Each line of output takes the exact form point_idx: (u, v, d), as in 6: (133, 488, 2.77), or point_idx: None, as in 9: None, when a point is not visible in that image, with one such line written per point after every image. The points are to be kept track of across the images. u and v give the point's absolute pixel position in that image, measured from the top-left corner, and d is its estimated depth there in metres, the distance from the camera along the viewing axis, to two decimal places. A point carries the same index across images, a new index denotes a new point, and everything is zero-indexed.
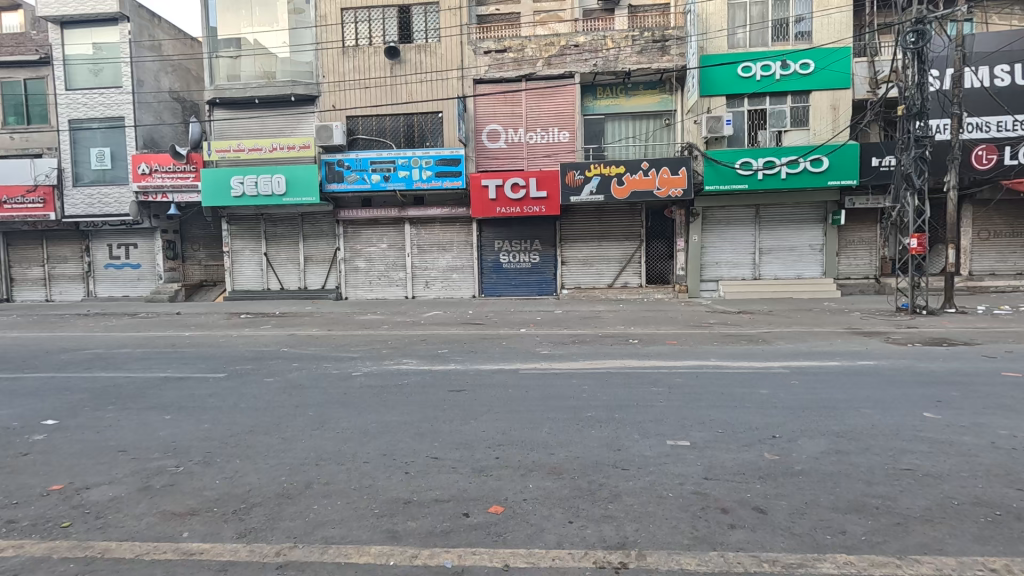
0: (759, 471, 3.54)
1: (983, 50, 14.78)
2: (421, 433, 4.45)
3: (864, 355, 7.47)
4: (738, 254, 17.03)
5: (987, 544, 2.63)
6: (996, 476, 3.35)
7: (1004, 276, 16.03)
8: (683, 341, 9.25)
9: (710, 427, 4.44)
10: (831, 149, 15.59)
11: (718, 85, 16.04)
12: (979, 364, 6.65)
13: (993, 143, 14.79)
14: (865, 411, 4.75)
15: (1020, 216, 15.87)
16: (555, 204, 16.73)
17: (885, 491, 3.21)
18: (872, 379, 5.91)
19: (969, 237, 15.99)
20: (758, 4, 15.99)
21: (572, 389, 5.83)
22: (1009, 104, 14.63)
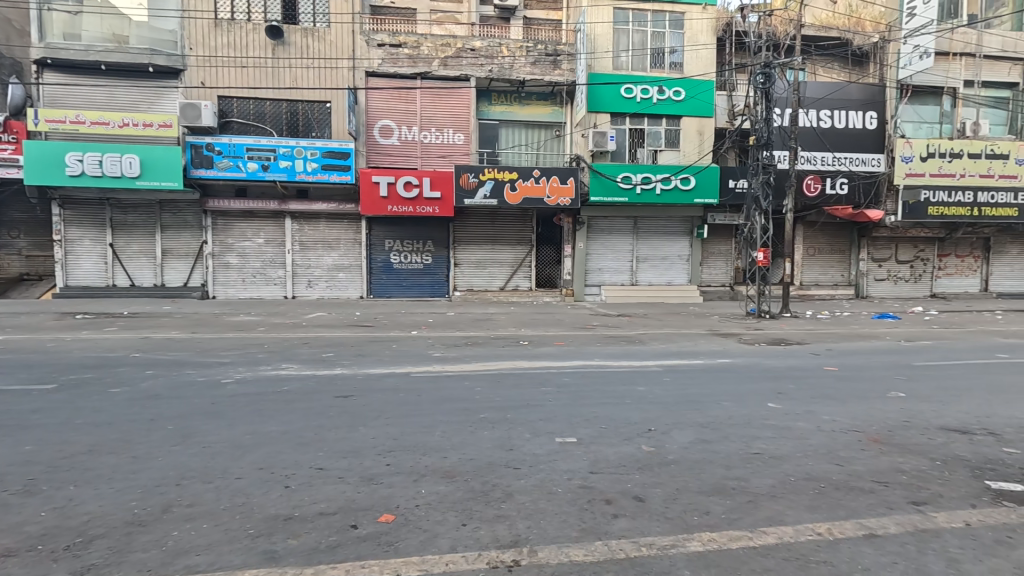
0: (637, 463, 3.83)
1: (813, 96, 17.58)
2: (304, 443, 4.14)
3: (722, 354, 8.50)
4: (618, 261, 18.36)
5: (815, 512, 3.10)
6: (822, 454, 3.98)
7: (825, 286, 19.15)
8: (570, 342, 9.73)
9: (595, 423, 4.70)
10: (697, 170, 17.44)
11: (604, 102, 17.15)
12: (807, 361, 7.90)
13: (819, 174, 17.66)
14: (724, 404, 5.37)
15: (837, 237, 19.13)
16: (449, 205, 16.66)
17: (740, 473, 3.65)
18: (728, 375, 6.73)
19: (801, 253, 18.93)
20: (640, 32, 17.38)
21: (465, 391, 5.84)
22: (829, 143, 17.62)
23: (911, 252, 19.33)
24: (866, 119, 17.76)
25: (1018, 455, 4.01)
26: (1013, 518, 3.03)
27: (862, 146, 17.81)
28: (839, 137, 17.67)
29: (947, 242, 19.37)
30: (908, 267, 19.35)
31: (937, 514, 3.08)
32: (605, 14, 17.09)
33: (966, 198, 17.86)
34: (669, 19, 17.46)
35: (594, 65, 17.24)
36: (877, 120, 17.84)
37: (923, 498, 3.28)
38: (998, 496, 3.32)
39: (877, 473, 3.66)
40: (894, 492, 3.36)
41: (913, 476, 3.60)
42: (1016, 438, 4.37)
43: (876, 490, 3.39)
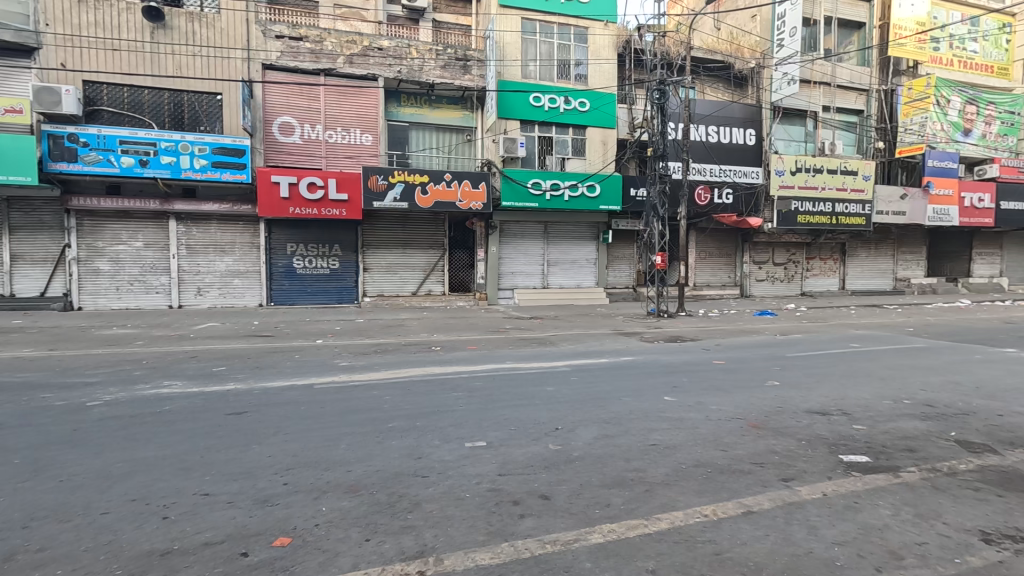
0: (544, 462, 3.93)
1: (703, 112, 19.20)
2: (188, 467, 3.76)
3: (625, 352, 8.99)
4: (530, 265, 18.77)
5: (703, 496, 3.37)
6: (710, 442, 4.34)
7: (715, 287, 20.97)
8: (482, 345, 9.79)
9: (505, 426, 4.76)
10: (601, 178, 18.32)
11: (513, 110, 17.49)
12: (699, 355, 8.60)
13: (708, 185, 19.29)
14: (625, 399, 5.68)
15: (725, 242, 21.04)
16: (356, 208, 16.01)
17: (639, 464, 3.88)
18: (630, 372, 7.14)
19: (694, 256, 20.57)
20: (547, 44, 17.97)
21: (373, 400, 5.65)
22: (716, 156, 19.35)
23: (784, 255, 21.81)
24: (746, 136, 19.72)
25: (864, 430, 4.66)
26: (859, 485, 3.52)
27: (744, 160, 19.76)
28: (725, 151, 19.47)
29: (813, 247, 22.10)
30: (782, 269, 21.80)
31: (802, 488, 3.48)
32: (513, 23, 17.46)
33: (827, 208, 20.45)
34: (574, 33, 18.26)
35: (504, 73, 17.53)
36: (755, 137, 19.88)
37: (791, 475, 3.68)
38: (848, 468, 3.83)
39: (754, 455, 4.06)
40: (768, 471, 3.75)
41: (783, 456, 4.05)
42: (862, 416, 5.08)
43: (753, 471, 3.76)
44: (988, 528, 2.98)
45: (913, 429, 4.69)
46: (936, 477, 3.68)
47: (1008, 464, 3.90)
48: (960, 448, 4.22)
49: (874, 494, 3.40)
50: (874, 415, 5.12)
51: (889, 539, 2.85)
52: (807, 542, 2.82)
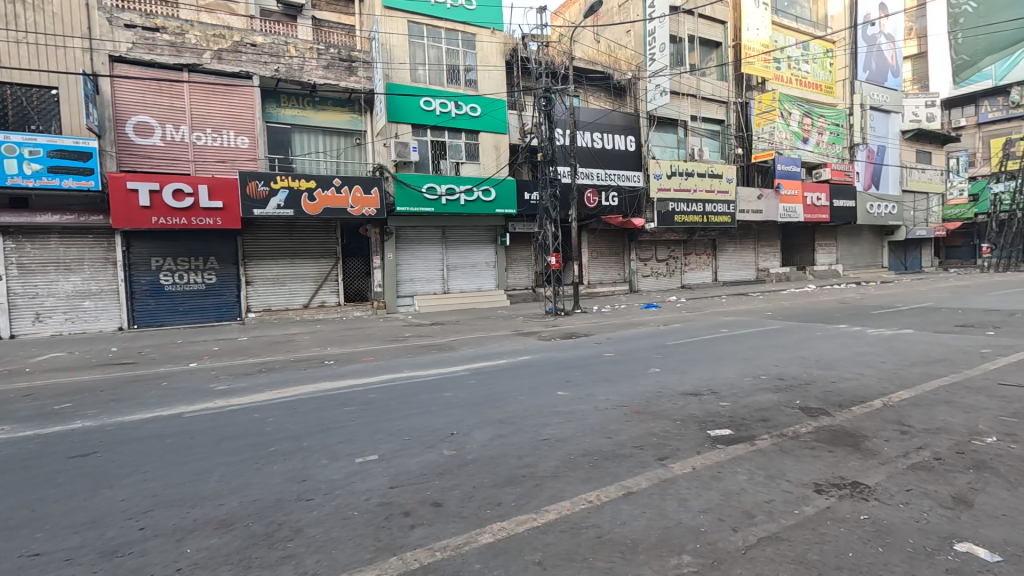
0: (438, 468, 3.90)
1: (587, 119, 20.29)
2: (13, 526, 3.19)
3: (523, 352, 9.21)
4: (429, 271, 18.54)
5: (588, 483, 3.55)
6: (597, 430, 4.59)
7: (607, 284, 22.23)
8: (379, 356, 9.49)
9: (398, 436, 4.64)
10: (495, 182, 18.61)
11: (404, 113, 17.17)
12: (592, 349, 9.08)
13: (596, 188, 20.33)
14: (520, 398, 5.81)
15: (613, 241, 22.39)
16: (233, 217, 14.69)
17: (531, 460, 3.99)
18: (526, 371, 7.34)
19: (587, 256, 21.62)
20: (435, 48, 17.92)
21: (254, 423, 5.22)
22: (601, 161, 20.54)
23: (666, 252, 23.75)
24: (627, 142, 21.16)
25: (729, 406, 5.20)
26: (722, 456, 3.92)
27: (626, 165, 21.18)
28: (609, 157, 20.72)
29: (689, 244, 24.31)
30: (665, 264, 23.71)
31: (675, 465, 3.79)
32: (399, 26, 17.17)
33: (699, 208, 22.60)
34: (462, 39, 18.39)
35: (391, 75, 17.14)
36: (635, 143, 21.38)
37: (666, 454, 4.00)
38: (714, 441, 4.25)
39: (636, 439, 4.36)
40: (646, 452, 4.05)
41: (661, 436, 4.39)
42: (727, 393, 5.67)
43: (634, 453, 4.03)
44: (820, 480, 3.46)
45: (767, 401, 5.33)
46: (783, 441, 4.21)
47: (837, 423, 4.59)
48: (801, 414, 4.88)
49: (734, 462, 3.81)
50: (737, 391, 5.74)
51: (744, 501, 3.21)
52: (678, 514, 3.08)
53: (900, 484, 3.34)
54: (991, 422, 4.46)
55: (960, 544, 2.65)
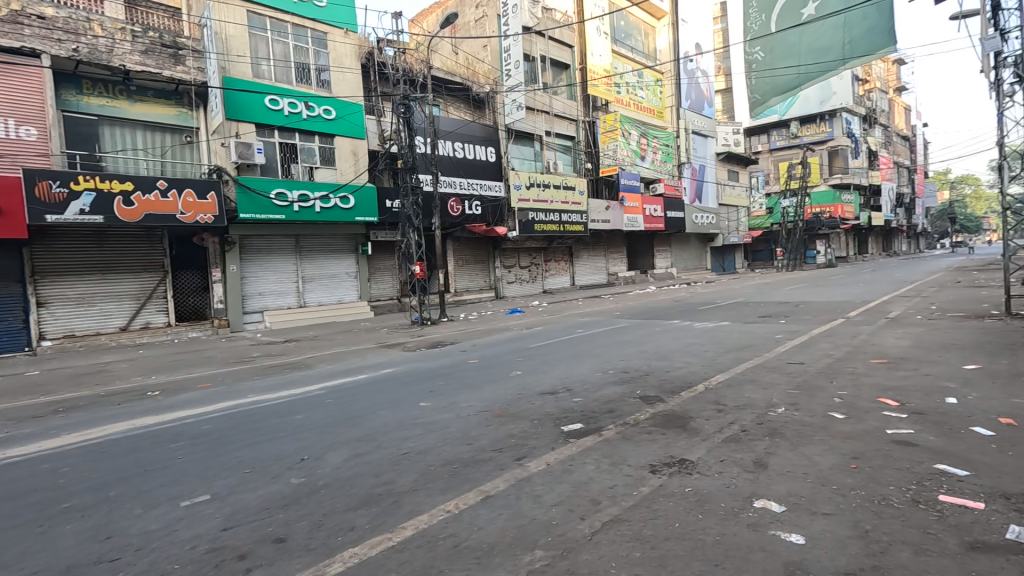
0: (283, 500, 3.54)
1: (447, 128, 20.36)
2: None
3: (386, 364, 8.88)
4: (281, 283, 17.04)
5: (447, 493, 3.50)
6: (458, 438, 4.58)
7: (474, 291, 22.53)
8: (219, 381, 8.40)
9: (236, 470, 4.13)
10: (354, 189, 17.77)
11: (245, 111, 15.61)
12: (457, 357, 9.10)
13: (459, 198, 20.43)
14: (380, 413, 5.56)
15: (478, 249, 22.79)
16: (17, 224, 11.94)
17: (388, 477, 3.82)
18: (388, 384, 7.07)
19: (452, 264, 21.66)
20: (281, 44, 16.65)
21: (41, 476, 4.24)
22: (463, 170, 20.76)
23: (528, 259, 24.86)
24: (488, 153, 21.75)
25: (581, 401, 5.56)
26: (574, 449, 4.16)
27: (487, 175, 21.72)
28: (471, 166, 21.06)
29: (548, 251, 25.77)
30: (527, 271, 24.81)
31: (531, 463, 3.93)
32: (236, 15, 15.61)
33: (556, 217, 24.04)
34: (312, 37, 17.33)
35: (229, 68, 15.47)
36: (495, 154, 22.04)
37: (523, 453, 4.13)
38: (568, 436, 4.50)
39: (496, 442, 4.43)
40: (505, 454, 4.14)
41: (519, 437, 4.53)
42: (580, 389, 6.07)
43: (493, 457, 4.09)
44: (655, 460, 3.86)
45: (614, 394, 5.82)
46: (626, 429, 4.60)
47: (669, 408, 5.17)
48: (641, 402, 5.41)
49: (583, 453, 4.08)
50: (589, 387, 6.17)
51: (591, 490, 3.43)
52: (532, 511, 3.18)
53: (716, 456, 3.87)
54: (780, 395, 5.41)
55: (758, 501, 3.14)
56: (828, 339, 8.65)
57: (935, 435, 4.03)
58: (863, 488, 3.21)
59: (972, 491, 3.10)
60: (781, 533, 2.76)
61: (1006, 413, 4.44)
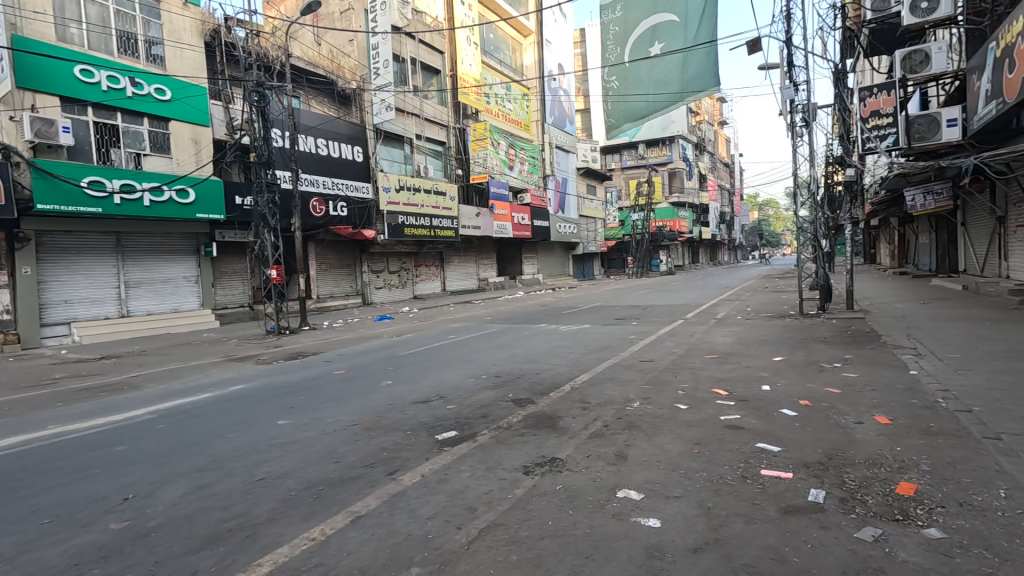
0: (100, 551, 2.93)
1: (308, 123, 18.94)
2: None
3: (236, 380, 7.92)
4: (96, 289, 14.31)
5: (311, 519, 3.20)
6: (323, 457, 4.24)
7: (338, 297, 21.24)
8: (4, 411, 6.72)
9: (31, 522, 3.32)
10: (194, 181, 15.54)
11: (47, 80, 12.88)
12: (320, 369, 8.45)
13: (322, 198, 19.15)
14: (228, 437, 4.91)
15: (342, 253, 21.55)
16: None
17: (240, 509, 3.38)
18: (238, 403, 6.29)
19: (313, 268, 20.19)
20: (98, 6, 14.14)
21: None
22: (327, 169, 19.46)
23: (397, 264, 24.18)
24: (354, 153, 20.73)
25: (455, 408, 5.52)
26: (448, 458, 4.10)
27: (353, 175, 20.65)
28: (335, 165, 19.81)
29: (419, 256, 25.36)
30: (397, 276, 24.12)
31: (404, 476, 3.78)
32: None
33: (427, 222, 23.76)
34: (140, 4, 15.00)
35: (21, 26, 12.64)
36: (362, 154, 21.11)
37: (396, 467, 3.97)
38: (442, 445, 4.43)
39: (366, 458, 4.19)
40: (376, 470, 3.93)
41: (391, 450, 4.34)
42: (454, 396, 6.02)
43: (363, 474, 3.86)
44: (528, 462, 3.96)
45: (488, 399, 5.86)
46: (499, 433, 4.67)
47: (540, 409, 5.37)
48: (514, 405, 5.54)
49: (459, 461, 4.04)
50: (462, 393, 6.15)
51: (467, 497, 3.41)
52: (406, 526, 3.06)
53: (583, 452, 4.11)
54: (635, 391, 5.95)
55: (620, 491, 3.39)
56: (672, 338, 9.77)
57: (756, 419, 4.75)
58: (705, 470, 3.65)
59: (784, 464, 3.69)
60: (641, 520, 3.00)
61: (803, 396, 5.42)
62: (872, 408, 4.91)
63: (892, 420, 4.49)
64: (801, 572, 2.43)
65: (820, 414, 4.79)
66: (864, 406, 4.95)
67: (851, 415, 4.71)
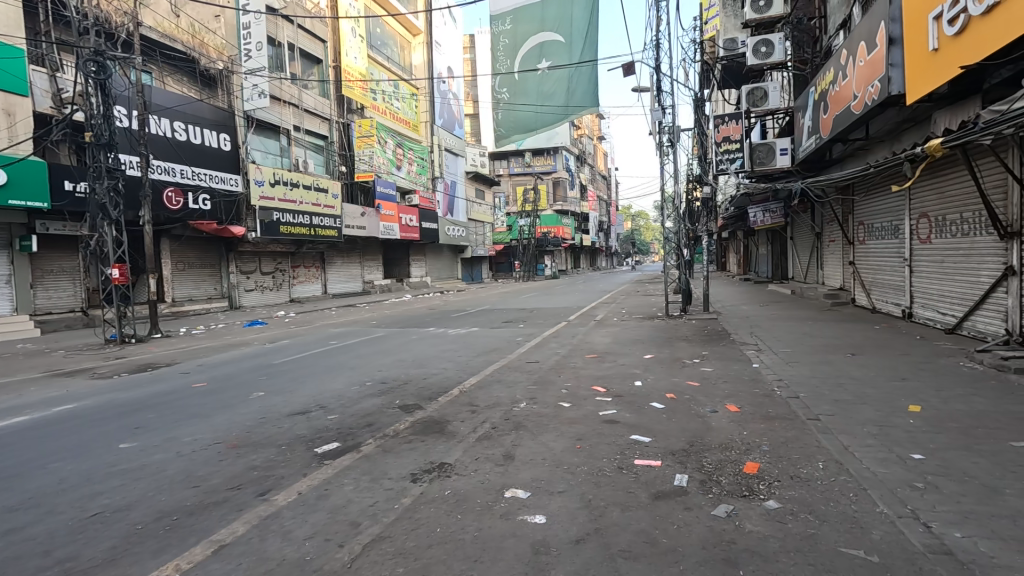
0: None
1: (162, 103, 16.67)
2: None
3: (64, 399, 6.67)
4: None
5: (162, 554, 2.80)
6: (178, 482, 3.72)
7: (199, 300, 18.98)
8: None
9: None
10: (6, 161, 12.84)
11: None
12: (176, 382, 7.44)
13: (179, 188, 16.95)
14: (51, 467, 4.11)
15: (204, 251, 19.33)
16: None
17: (65, 553, 2.83)
18: (66, 426, 5.30)
19: (167, 268, 17.86)
20: None
21: None
22: (186, 156, 17.29)
23: (271, 264, 22.26)
24: (220, 140, 18.67)
25: (337, 418, 5.21)
26: (328, 472, 3.84)
27: (218, 165, 18.56)
28: (195, 152, 17.66)
29: (296, 256, 23.61)
30: (270, 278, 22.19)
31: (278, 496, 3.47)
32: None
33: (306, 220, 22.19)
34: None
35: None
36: (229, 143, 19.09)
37: (269, 486, 3.63)
38: (322, 458, 4.15)
39: (232, 479, 3.77)
40: (245, 492, 3.55)
41: (263, 468, 3.95)
42: (336, 405, 5.68)
43: (229, 497, 3.47)
44: (416, 469, 3.86)
45: (374, 406, 5.62)
46: (385, 441, 4.50)
47: (429, 414, 5.28)
48: (401, 412, 5.38)
49: (340, 475, 3.80)
50: (345, 402, 5.82)
51: (350, 512, 3.22)
52: (279, 550, 2.80)
53: (471, 456, 4.11)
54: (523, 392, 6.11)
55: (508, 491, 3.44)
56: (556, 340, 10.20)
57: (630, 412, 5.14)
58: (586, 464, 3.86)
59: (654, 453, 4.04)
60: (527, 517, 3.07)
61: (670, 389, 5.99)
62: (725, 398, 5.57)
63: (739, 408, 5.15)
64: (668, 551, 2.67)
65: (684, 405, 5.33)
66: (718, 397, 5.60)
67: (708, 405, 5.29)
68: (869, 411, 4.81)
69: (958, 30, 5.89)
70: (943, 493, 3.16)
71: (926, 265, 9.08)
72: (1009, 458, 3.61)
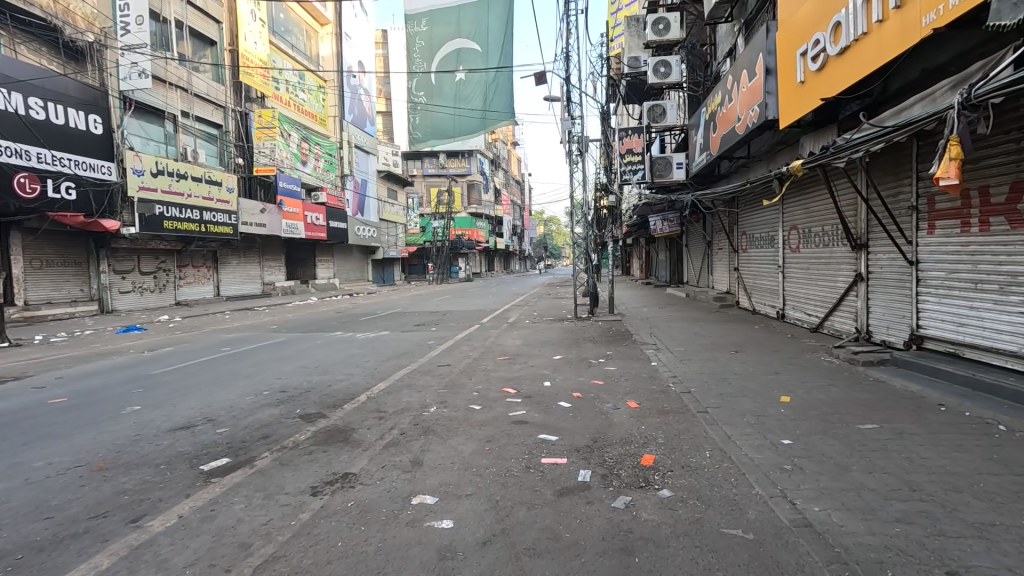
0: None
1: (10, 75, 14.19)
2: None
3: None
4: None
5: None
6: (24, 515, 3.21)
7: (60, 303, 16.60)
8: None
9: None
10: None
11: None
12: (26, 398, 6.42)
13: (35, 173, 14.65)
14: None
15: (67, 248, 16.95)
16: None
17: None
18: None
19: (18, 266, 15.38)
20: None
21: None
22: (45, 138, 14.98)
23: (152, 263, 20.04)
24: (89, 122, 16.47)
25: (227, 432, 4.78)
26: (215, 491, 3.52)
27: (87, 150, 16.32)
28: (57, 134, 15.39)
29: (183, 255, 21.45)
30: (151, 278, 19.96)
31: (154, 521, 3.11)
32: None
33: (195, 215, 20.25)
34: None
35: None
36: (101, 125, 16.89)
37: (142, 511, 3.25)
38: (209, 475, 3.80)
39: (96, 506, 3.32)
40: (112, 519, 3.14)
41: (136, 491, 3.53)
42: (227, 418, 5.23)
43: (92, 527, 3.06)
44: (316, 482, 3.65)
45: (270, 417, 5.25)
46: (282, 454, 4.22)
47: (332, 423, 5.03)
48: (301, 422, 5.07)
49: (229, 493, 3.50)
50: (237, 413, 5.37)
51: (240, 532, 2.98)
52: None
53: (376, 463, 3.98)
54: (432, 396, 6.02)
55: (415, 498, 3.38)
56: (467, 343, 10.19)
57: (538, 412, 5.27)
58: (494, 465, 3.90)
59: (560, 450, 4.17)
60: (434, 523, 3.03)
61: (576, 388, 6.22)
62: (625, 395, 5.90)
63: (638, 404, 5.47)
64: (571, 545, 2.76)
65: (588, 403, 5.55)
66: (620, 394, 5.91)
67: (610, 402, 5.57)
68: (747, 402, 5.33)
69: (819, 65, 6.74)
70: (806, 473, 3.59)
71: (796, 271, 10.24)
72: (856, 439, 4.18)
